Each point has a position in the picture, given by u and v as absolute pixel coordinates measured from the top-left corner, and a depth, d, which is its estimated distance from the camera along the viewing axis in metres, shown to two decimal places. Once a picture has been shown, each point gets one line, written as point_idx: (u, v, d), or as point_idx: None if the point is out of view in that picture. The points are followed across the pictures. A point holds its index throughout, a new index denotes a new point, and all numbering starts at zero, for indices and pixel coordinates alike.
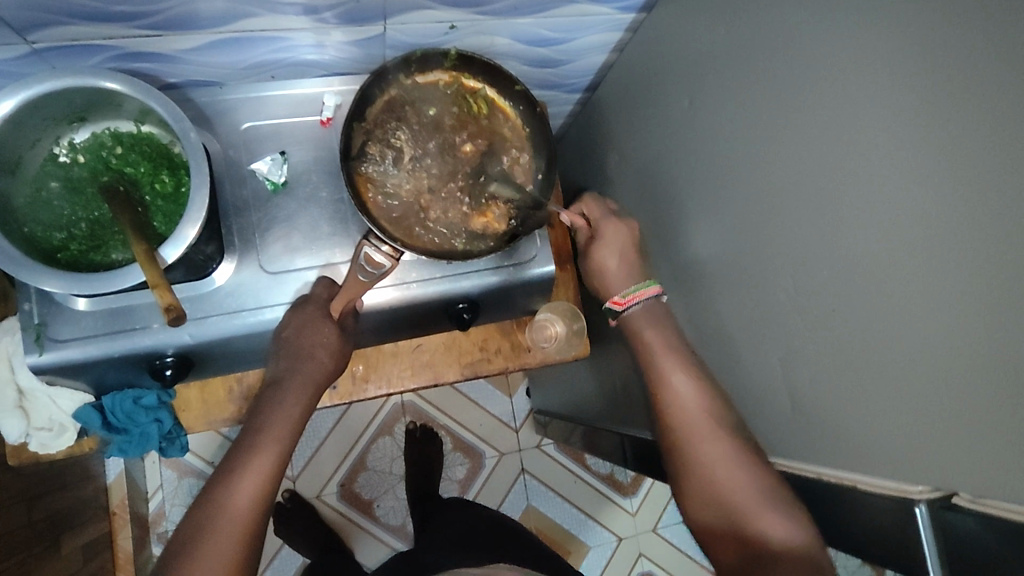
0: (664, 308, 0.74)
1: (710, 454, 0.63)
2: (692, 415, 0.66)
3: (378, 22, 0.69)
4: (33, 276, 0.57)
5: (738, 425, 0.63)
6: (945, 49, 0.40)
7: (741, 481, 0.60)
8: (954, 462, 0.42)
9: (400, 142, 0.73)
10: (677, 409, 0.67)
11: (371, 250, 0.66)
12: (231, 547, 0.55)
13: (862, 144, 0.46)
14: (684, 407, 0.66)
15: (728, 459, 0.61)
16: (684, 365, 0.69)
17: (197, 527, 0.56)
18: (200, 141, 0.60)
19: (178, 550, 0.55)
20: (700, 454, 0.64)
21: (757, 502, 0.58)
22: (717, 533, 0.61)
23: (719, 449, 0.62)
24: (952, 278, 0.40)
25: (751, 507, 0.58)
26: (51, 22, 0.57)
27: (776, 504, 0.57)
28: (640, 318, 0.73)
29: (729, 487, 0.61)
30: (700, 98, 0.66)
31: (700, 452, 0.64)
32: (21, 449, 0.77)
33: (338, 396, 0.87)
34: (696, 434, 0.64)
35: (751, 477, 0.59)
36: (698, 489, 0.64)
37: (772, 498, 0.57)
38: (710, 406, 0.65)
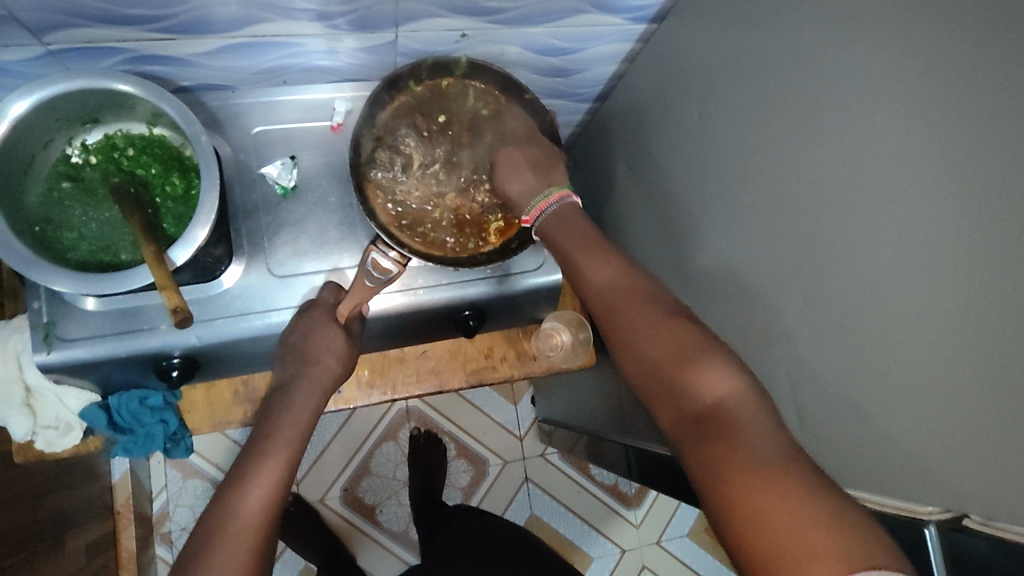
0: (577, 210, 0.68)
1: (640, 329, 0.55)
2: (619, 294, 0.59)
3: (390, 29, 0.69)
4: (43, 274, 0.57)
5: (660, 292, 0.58)
6: (955, 65, 0.40)
7: (672, 344, 0.53)
8: (966, 481, 0.41)
9: (409, 148, 0.74)
10: (599, 292, 0.61)
11: (377, 256, 0.68)
12: (244, 552, 0.54)
13: (872, 160, 0.46)
14: (606, 284, 0.60)
15: (653, 325, 0.55)
16: (602, 246, 0.64)
17: (211, 534, 0.54)
18: (211, 144, 0.60)
19: (189, 557, 0.53)
20: (629, 330, 0.56)
21: (689, 364, 0.51)
22: (652, 404, 0.53)
23: (642, 316, 0.56)
24: (963, 294, 0.40)
25: (687, 371, 0.51)
26: (68, 24, 0.58)
27: (711, 360, 0.51)
28: (554, 226, 0.67)
29: (659, 353, 0.53)
30: (709, 109, 0.66)
31: (629, 330, 0.56)
32: (28, 447, 0.77)
33: (343, 401, 0.87)
34: (622, 308, 0.58)
35: (682, 340, 0.53)
36: (630, 366, 0.56)
37: (705, 356, 0.51)
38: (630, 278, 0.60)
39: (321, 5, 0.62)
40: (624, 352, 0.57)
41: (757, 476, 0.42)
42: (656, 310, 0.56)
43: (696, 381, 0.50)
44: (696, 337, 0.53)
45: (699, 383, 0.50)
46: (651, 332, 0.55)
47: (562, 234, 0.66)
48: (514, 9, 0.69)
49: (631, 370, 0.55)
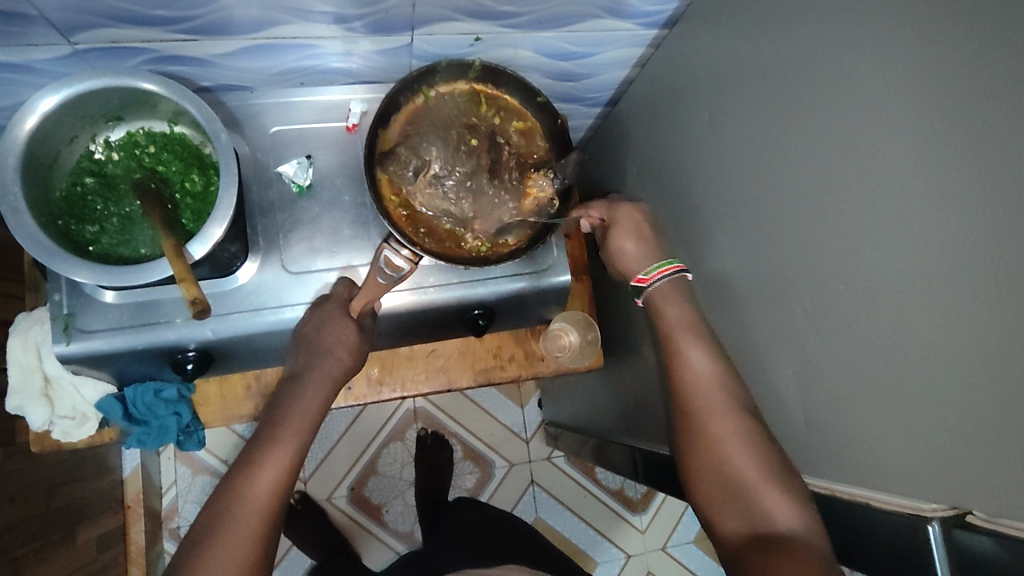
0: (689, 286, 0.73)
1: (725, 437, 0.60)
2: (715, 394, 0.63)
3: (406, 32, 0.70)
4: (66, 267, 0.59)
5: (747, 400, 0.62)
6: (960, 66, 0.40)
7: (755, 465, 0.58)
8: (968, 477, 0.42)
9: (427, 155, 0.74)
10: (696, 388, 0.65)
11: (390, 253, 0.70)
12: (249, 537, 0.56)
13: (879, 162, 0.46)
14: (698, 376, 0.65)
15: (739, 433, 0.60)
16: (709, 343, 0.67)
17: (216, 518, 0.56)
18: (231, 142, 0.62)
19: (195, 538, 0.55)
20: (715, 431, 0.62)
21: (766, 486, 0.56)
22: (721, 515, 0.60)
23: (727, 419, 0.61)
24: (967, 293, 0.40)
25: (761, 493, 0.56)
26: (94, 24, 0.60)
27: (791, 495, 0.55)
28: (664, 297, 0.72)
29: (739, 465, 0.59)
30: (718, 113, 0.66)
31: (714, 428, 0.61)
32: (45, 437, 0.79)
33: (353, 397, 0.88)
34: (714, 413, 0.62)
35: (767, 465, 0.57)
36: (705, 472, 0.62)
37: (787, 487, 0.56)
38: (725, 379, 0.64)
39: (339, 8, 0.63)
40: (702, 453, 0.62)
41: None
42: (745, 418, 0.61)
43: (770, 505, 0.55)
44: (780, 464, 0.57)
45: (771, 510, 0.55)
46: (737, 445, 0.59)
47: (669, 309, 0.71)
48: (528, 14, 0.70)
49: (707, 476, 0.62)
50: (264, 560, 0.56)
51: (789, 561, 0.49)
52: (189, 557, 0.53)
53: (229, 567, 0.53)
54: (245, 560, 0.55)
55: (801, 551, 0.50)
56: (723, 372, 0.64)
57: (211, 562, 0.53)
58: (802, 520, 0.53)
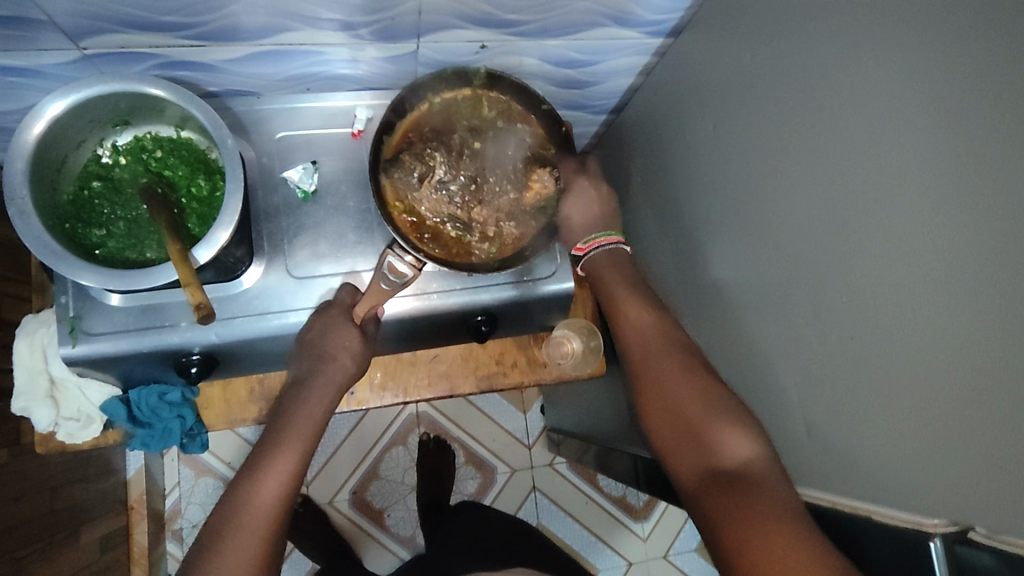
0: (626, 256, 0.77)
1: (673, 383, 0.63)
2: (663, 350, 0.67)
3: (412, 40, 0.71)
4: (72, 269, 0.59)
5: (687, 346, 0.67)
6: (964, 79, 0.40)
7: (698, 398, 0.61)
8: (969, 491, 0.41)
9: (432, 161, 0.74)
10: (639, 343, 0.69)
11: (394, 259, 0.69)
12: (257, 541, 0.56)
13: (882, 174, 0.46)
14: (646, 330, 0.69)
15: (689, 380, 0.63)
16: (644, 296, 0.73)
17: (223, 524, 0.56)
18: (237, 148, 0.62)
19: (203, 545, 0.56)
20: (662, 378, 0.64)
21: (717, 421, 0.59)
22: (676, 456, 0.61)
23: (675, 367, 0.64)
24: (968, 307, 0.40)
25: (714, 429, 0.58)
26: (104, 30, 0.60)
27: (734, 423, 0.58)
28: (602, 264, 0.76)
29: (690, 407, 0.61)
30: (723, 122, 0.67)
31: (665, 378, 0.64)
32: (49, 438, 0.79)
33: (355, 402, 0.88)
34: (658, 361, 0.66)
35: (707, 396, 0.61)
36: (659, 422, 0.63)
37: (730, 415, 0.59)
38: (671, 337, 0.68)
39: (346, 15, 0.64)
40: (652, 407, 0.64)
41: (761, 524, 0.48)
42: (687, 364, 0.65)
43: (718, 437, 0.58)
44: (723, 401, 0.60)
45: (719, 440, 0.58)
46: (683, 386, 0.63)
47: (606, 273, 0.75)
48: (533, 22, 0.71)
49: (662, 421, 0.63)
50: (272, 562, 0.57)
51: (746, 492, 0.52)
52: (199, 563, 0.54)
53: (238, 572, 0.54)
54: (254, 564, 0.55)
55: (758, 483, 0.53)
56: (666, 328, 0.69)
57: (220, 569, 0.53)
58: (751, 450, 0.56)
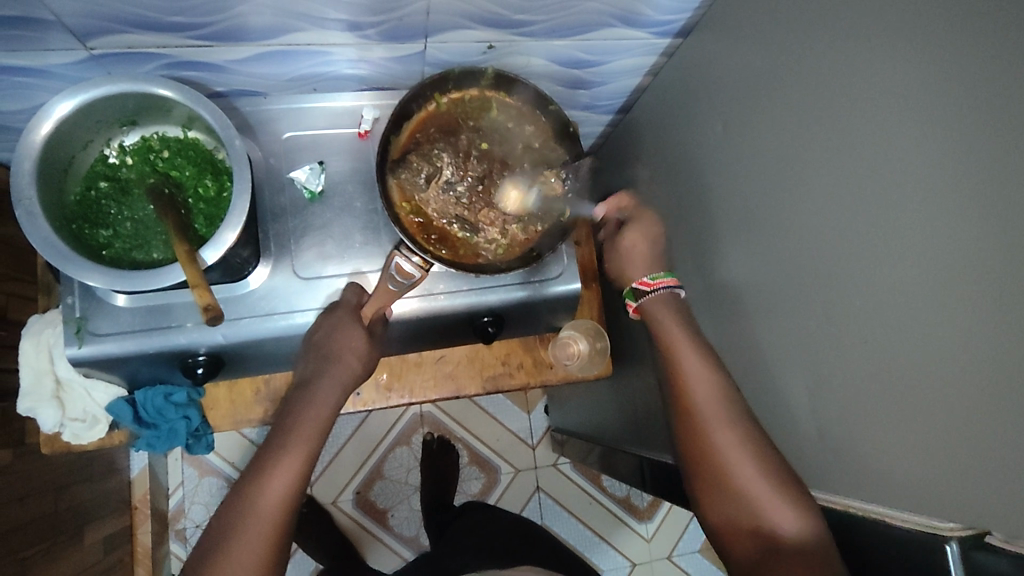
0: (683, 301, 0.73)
1: (732, 456, 0.61)
2: (710, 409, 0.64)
3: (419, 40, 0.71)
4: (79, 270, 0.59)
5: (739, 404, 0.63)
6: (978, 79, 0.40)
7: (750, 467, 0.60)
8: (985, 495, 0.41)
9: (440, 162, 0.75)
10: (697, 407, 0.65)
11: (400, 260, 0.70)
12: (261, 543, 0.58)
13: (894, 176, 0.46)
14: (694, 390, 0.65)
15: (739, 446, 0.61)
16: (707, 353, 0.67)
17: (229, 524, 0.58)
18: (244, 148, 0.62)
19: (211, 543, 0.58)
20: (714, 445, 0.62)
21: (769, 494, 0.58)
22: (729, 518, 0.62)
23: (727, 437, 0.62)
24: (983, 310, 0.40)
25: (765, 504, 0.58)
26: (111, 30, 0.60)
27: (792, 501, 0.57)
28: (658, 310, 0.72)
29: (741, 475, 0.60)
30: (731, 123, 0.66)
31: (718, 445, 0.62)
32: (55, 439, 0.79)
33: (361, 402, 0.88)
34: (720, 430, 0.62)
35: (759, 465, 0.60)
36: (710, 485, 0.63)
37: (789, 493, 0.58)
38: (718, 391, 0.64)
39: (352, 16, 0.63)
40: (707, 470, 0.64)
41: None
42: (739, 429, 0.62)
43: (775, 514, 0.57)
44: (774, 468, 0.59)
45: (772, 513, 0.58)
46: (743, 460, 0.60)
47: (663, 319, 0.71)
48: (540, 22, 0.70)
49: (713, 486, 0.63)
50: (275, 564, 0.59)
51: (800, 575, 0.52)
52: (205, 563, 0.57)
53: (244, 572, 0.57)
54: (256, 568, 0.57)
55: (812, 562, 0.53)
56: (715, 381, 0.65)
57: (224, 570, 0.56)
58: (803, 524, 0.56)
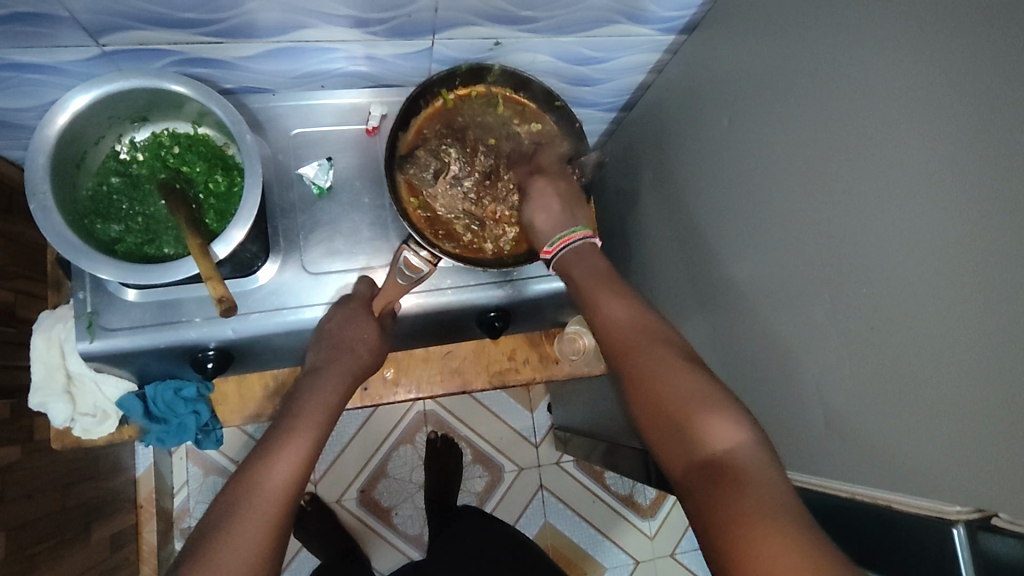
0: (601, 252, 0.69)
1: (652, 372, 0.55)
2: (630, 335, 0.59)
3: (426, 37, 0.71)
4: (92, 263, 0.59)
5: (667, 332, 0.59)
6: (980, 69, 0.41)
7: (678, 387, 0.53)
8: (991, 478, 0.42)
9: (448, 157, 0.75)
10: (616, 334, 0.60)
11: (409, 254, 0.71)
12: (263, 523, 0.55)
13: (898, 168, 0.47)
14: (613, 324, 0.61)
15: (664, 364, 0.55)
16: (621, 291, 0.63)
17: (233, 503, 0.56)
18: (255, 143, 0.63)
19: (211, 521, 0.55)
20: (637, 368, 0.56)
21: (700, 409, 0.51)
22: (659, 446, 0.53)
23: (649, 357, 0.56)
24: (987, 296, 0.40)
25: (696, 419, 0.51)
26: (123, 27, 0.61)
27: (722, 410, 0.51)
28: (571, 263, 0.68)
29: (668, 393, 0.53)
30: (736, 118, 0.67)
31: (641, 369, 0.56)
32: (65, 434, 0.79)
33: (368, 398, 0.88)
34: (638, 348, 0.58)
35: (689, 385, 0.53)
36: (639, 413, 0.55)
37: (716, 404, 0.51)
38: (641, 320, 0.60)
39: (360, 12, 0.64)
40: (632, 392, 0.56)
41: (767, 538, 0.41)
42: (664, 351, 0.57)
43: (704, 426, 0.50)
44: (707, 386, 0.53)
45: (704, 430, 0.50)
46: (667, 374, 0.54)
47: (577, 271, 0.67)
48: (546, 19, 0.71)
49: (642, 413, 0.55)
50: (277, 548, 0.55)
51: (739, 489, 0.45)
52: (204, 542, 0.53)
53: (244, 552, 0.53)
54: (256, 552, 0.53)
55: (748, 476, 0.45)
56: (642, 316, 0.61)
57: (223, 549, 0.52)
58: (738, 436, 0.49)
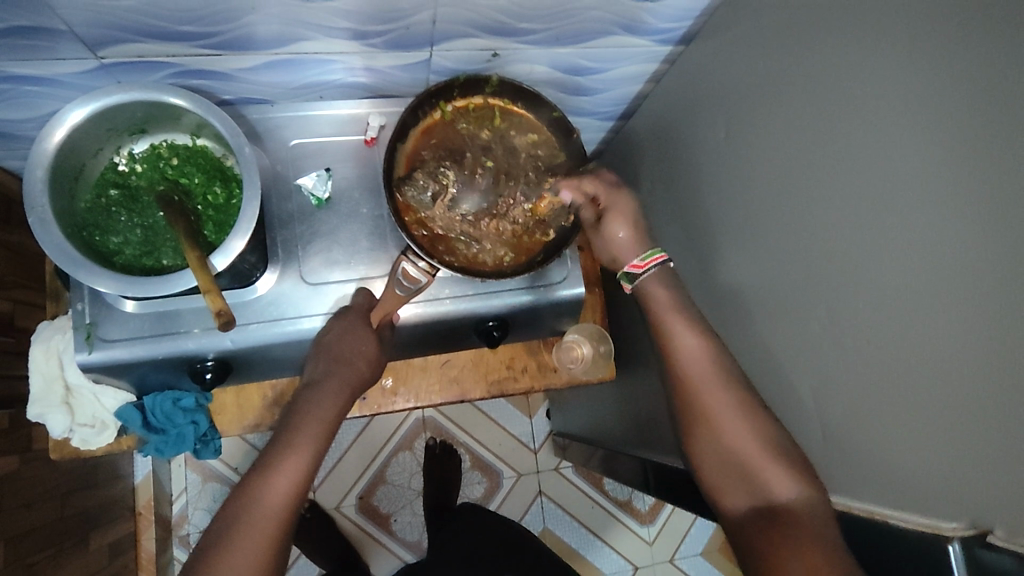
0: (675, 275, 0.71)
1: (727, 420, 0.61)
2: (708, 374, 0.63)
3: (424, 48, 0.71)
4: (91, 276, 0.60)
5: (741, 374, 0.63)
6: (974, 88, 0.41)
7: (754, 439, 0.59)
8: (988, 494, 0.42)
9: (446, 179, 0.75)
10: (687, 365, 0.64)
11: (407, 265, 0.72)
12: (263, 540, 0.56)
13: (894, 183, 0.47)
14: (691, 359, 0.64)
15: (737, 413, 0.60)
16: (695, 318, 0.66)
17: (234, 521, 0.56)
18: (254, 155, 0.63)
19: (213, 538, 0.56)
20: (713, 412, 0.62)
21: (768, 461, 0.57)
22: (726, 487, 0.61)
23: (727, 402, 0.61)
24: (984, 312, 0.41)
25: (764, 470, 0.58)
26: (121, 40, 0.61)
27: (787, 463, 0.57)
28: (654, 290, 0.69)
29: (741, 442, 0.60)
30: (733, 130, 0.67)
31: (718, 415, 0.61)
32: (63, 444, 0.79)
33: (367, 407, 0.89)
34: (713, 392, 0.62)
35: (764, 438, 0.59)
36: (706, 453, 0.63)
37: (785, 458, 0.57)
38: (719, 360, 0.63)
39: (359, 24, 0.64)
40: (702, 433, 0.63)
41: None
42: (740, 396, 0.61)
43: (767, 476, 0.57)
44: (777, 440, 0.58)
45: (770, 481, 0.57)
46: (740, 425, 0.60)
47: (660, 298, 0.68)
48: (544, 30, 0.71)
49: (709, 452, 0.62)
50: (275, 565, 0.56)
51: (796, 536, 0.52)
52: (206, 561, 0.54)
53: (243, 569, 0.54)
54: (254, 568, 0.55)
55: (808, 526, 0.52)
56: (718, 355, 0.64)
57: (223, 568, 0.54)
58: (801, 491, 0.55)
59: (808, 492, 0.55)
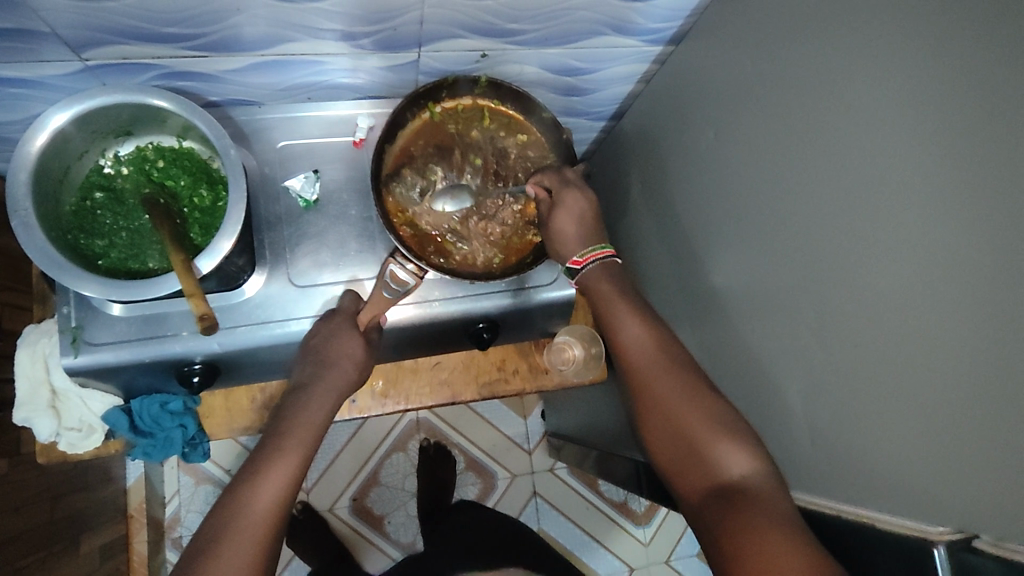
0: (619, 268, 0.73)
1: (673, 401, 0.62)
2: (653, 362, 0.65)
3: (413, 49, 0.71)
4: (75, 280, 0.59)
5: (682, 356, 0.65)
6: (961, 90, 0.41)
7: (700, 416, 0.60)
8: (975, 498, 0.42)
9: (434, 175, 0.76)
10: (634, 354, 0.66)
11: (395, 267, 0.71)
12: (254, 545, 0.55)
13: (882, 186, 0.47)
14: (635, 347, 0.67)
15: (681, 392, 0.62)
16: (642, 309, 0.69)
17: (221, 527, 0.56)
18: (239, 158, 0.62)
19: (202, 545, 0.55)
20: (659, 395, 0.63)
21: (715, 437, 0.58)
22: (682, 471, 0.60)
23: (671, 384, 0.63)
24: (971, 316, 0.40)
25: (712, 447, 0.58)
26: (106, 41, 0.60)
27: (736, 438, 0.57)
28: (599, 281, 0.71)
29: (687, 420, 0.60)
30: (723, 131, 0.67)
31: (664, 397, 0.62)
32: (51, 448, 0.79)
33: (357, 409, 0.88)
34: (657, 375, 0.64)
35: (710, 414, 0.60)
36: (660, 439, 0.62)
37: (730, 432, 0.58)
38: (660, 347, 0.66)
39: (347, 26, 0.64)
40: (653, 418, 0.63)
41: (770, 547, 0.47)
42: (684, 377, 0.63)
43: (719, 452, 0.57)
44: (723, 415, 0.59)
45: (721, 457, 0.57)
46: (685, 403, 0.61)
47: (606, 288, 0.71)
48: (533, 31, 0.71)
49: (662, 436, 0.62)
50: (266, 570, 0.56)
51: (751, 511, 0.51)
52: (194, 564, 0.53)
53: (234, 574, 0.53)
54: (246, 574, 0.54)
55: (761, 500, 0.52)
56: (661, 341, 0.66)
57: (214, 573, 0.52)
58: (751, 464, 0.56)
59: (757, 463, 0.55)
